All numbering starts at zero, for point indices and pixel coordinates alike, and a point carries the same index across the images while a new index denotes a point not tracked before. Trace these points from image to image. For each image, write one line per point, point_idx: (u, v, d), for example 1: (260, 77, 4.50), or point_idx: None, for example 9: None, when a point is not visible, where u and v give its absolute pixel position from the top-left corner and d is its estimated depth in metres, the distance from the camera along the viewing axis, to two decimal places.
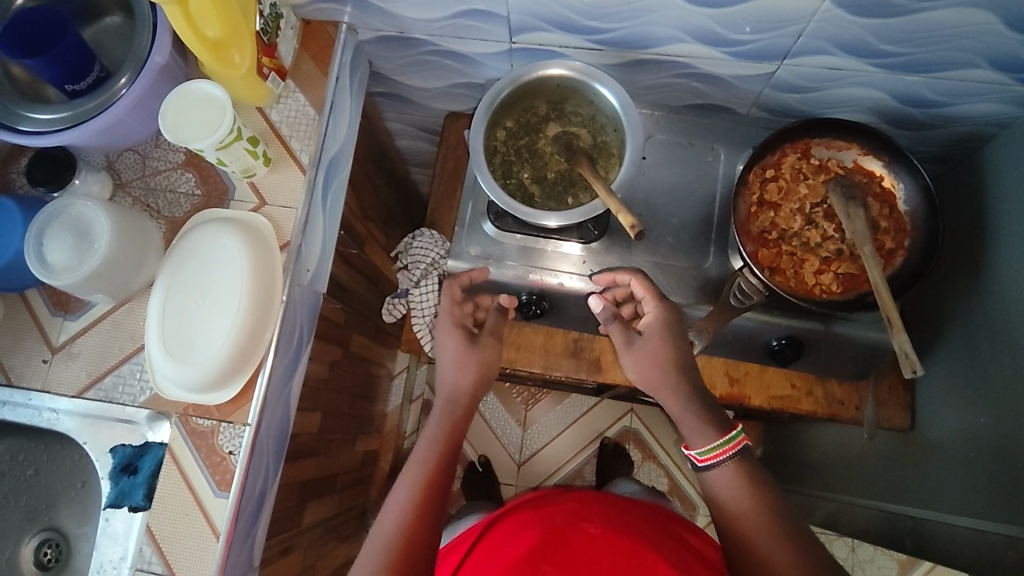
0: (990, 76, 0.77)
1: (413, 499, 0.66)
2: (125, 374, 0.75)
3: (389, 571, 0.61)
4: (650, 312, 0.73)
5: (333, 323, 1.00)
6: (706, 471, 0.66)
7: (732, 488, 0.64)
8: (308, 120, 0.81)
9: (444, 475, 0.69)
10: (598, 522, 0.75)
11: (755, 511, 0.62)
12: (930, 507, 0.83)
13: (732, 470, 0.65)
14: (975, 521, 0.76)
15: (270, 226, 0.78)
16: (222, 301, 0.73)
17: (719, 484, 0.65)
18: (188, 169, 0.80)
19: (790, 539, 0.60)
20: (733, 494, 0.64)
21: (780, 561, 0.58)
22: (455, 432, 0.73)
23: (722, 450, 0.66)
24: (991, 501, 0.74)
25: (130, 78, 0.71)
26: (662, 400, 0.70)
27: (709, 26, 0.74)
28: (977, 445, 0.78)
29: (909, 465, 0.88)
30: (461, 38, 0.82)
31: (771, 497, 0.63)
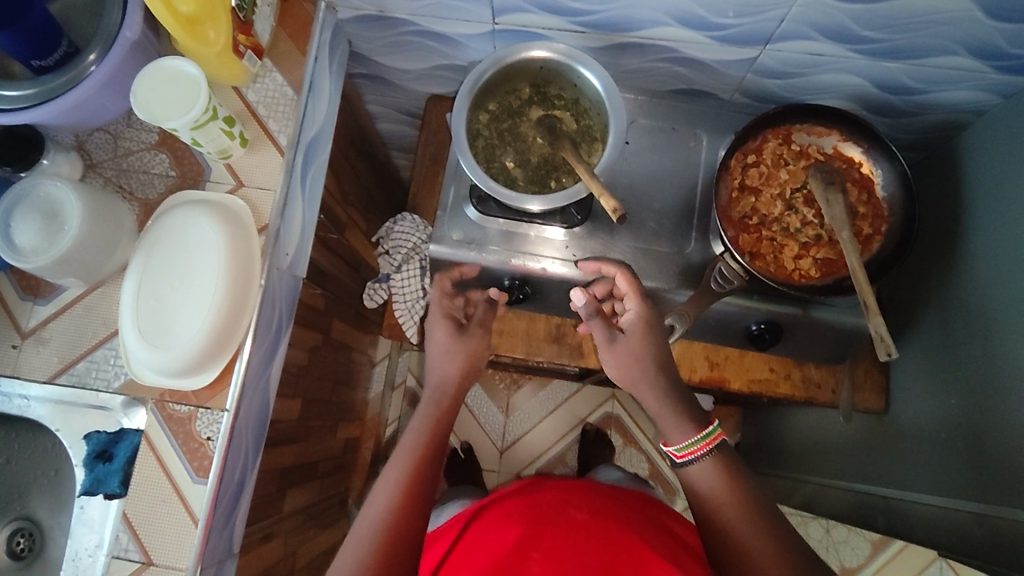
0: (967, 63, 0.78)
1: (401, 482, 0.66)
2: (98, 360, 0.73)
3: (376, 553, 0.61)
4: (632, 309, 0.74)
5: (313, 308, 0.99)
6: (683, 466, 0.66)
7: (713, 479, 0.64)
8: (286, 101, 0.79)
9: (431, 460, 0.69)
10: (584, 509, 0.76)
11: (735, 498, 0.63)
12: (901, 487, 0.85)
13: (714, 458, 0.65)
14: (946, 499, 0.78)
15: (247, 209, 0.77)
16: (199, 286, 0.72)
17: (701, 472, 0.65)
18: (162, 149, 0.78)
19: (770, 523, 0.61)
20: (713, 480, 0.64)
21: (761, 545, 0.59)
22: (441, 419, 0.73)
23: (700, 446, 0.65)
24: (961, 481, 0.76)
25: (99, 54, 0.69)
26: (645, 386, 0.71)
27: (692, 9, 0.74)
28: (948, 429, 0.80)
29: (882, 447, 0.90)
30: (443, 18, 0.81)
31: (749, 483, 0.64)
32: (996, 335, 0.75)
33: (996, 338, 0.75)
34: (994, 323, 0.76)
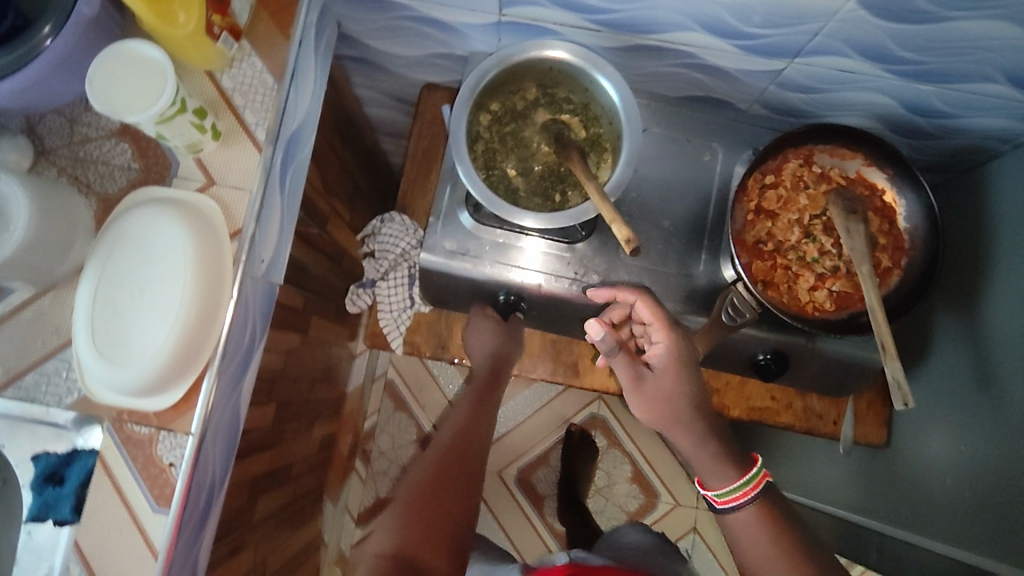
0: (1006, 91, 0.72)
1: (434, 464, 0.71)
2: (49, 372, 0.66)
3: (405, 522, 0.66)
4: (661, 343, 0.69)
5: (291, 309, 0.93)
6: (725, 513, 0.67)
7: (755, 528, 0.65)
8: (265, 89, 0.71)
9: (469, 436, 0.76)
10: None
11: (769, 547, 0.63)
12: (917, 534, 0.80)
13: (756, 506, 0.65)
14: (964, 553, 0.73)
15: (219, 210, 0.69)
16: (163, 297, 0.65)
17: (742, 520, 0.65)
18: (124, 138, 0.70)
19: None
20: (757, 531, 0.64)
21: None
22: (485, 397, 0.83)
23: (741, 493, 0.66)
24: (983, 536, 0.71)
25: (54, 28, 0.59)
26: (681, 430, 0.68)
27: (721, 16, 0.67)
28: (972, 478, 0.75)
29: (897, 487, 0.86)
30: (444, 6, 0.73)
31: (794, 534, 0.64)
32: None
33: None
34: (1016, 369, 0.71)
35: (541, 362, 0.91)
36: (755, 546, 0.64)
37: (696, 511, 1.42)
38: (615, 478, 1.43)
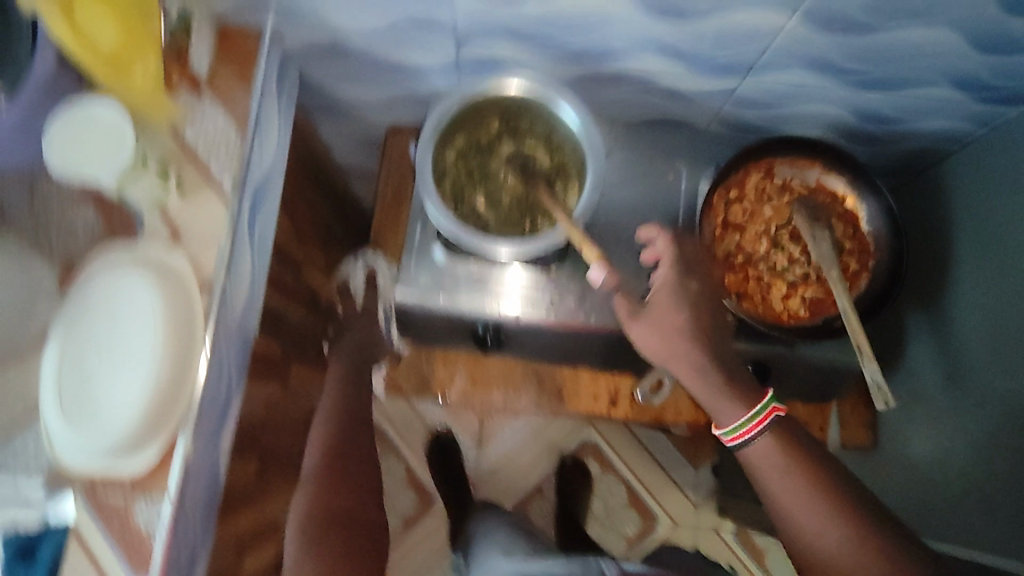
0: (949, 93, 0.75)
1: (311, 490, 0.73)
2: (16, 445, 0.64)
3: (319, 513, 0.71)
4: (660, 275, 0.68)
5: (268, 358, 0.91)
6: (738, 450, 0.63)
7: (772, 462, 0.61)
8: (229, 142, 0.70)
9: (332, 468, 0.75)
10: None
11: (800, 486, 0.59)
12: (945, 539, 0.76)
13: (770, 435, 0.62)
14: (992, 554, 0.69)
15: (189, 267, 0.67)
16: (131, 356, 0.64)
17: (759, 455, 0.62)
18: (87, 199, 0.69)
19: (846, 514, 0.57)
20: (774, 461, 0.61)
21: (838, 532, 0.57)
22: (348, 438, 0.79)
23: (751, 428, 0.62)
24: (1008, 531, 0.68)
25: (8, 93, 0.58)
26: (676, 361, 0.63)
27: (673, 40, 0.69)
28: (990, 472, 0.72)
29: (913, 490, 0.83)
30: (403, 48, 0.74)
31: (815, 463, 0.61)
32: (1021, 366, 0.69)
33: (1020, 368, 0.69)
34: (1004, 357, 0.71)
35: (525, 392, 0.90)
36: (780, 479, 0.60)
37: (695, 531, 1.41)
38: (611, 504, 1.41)
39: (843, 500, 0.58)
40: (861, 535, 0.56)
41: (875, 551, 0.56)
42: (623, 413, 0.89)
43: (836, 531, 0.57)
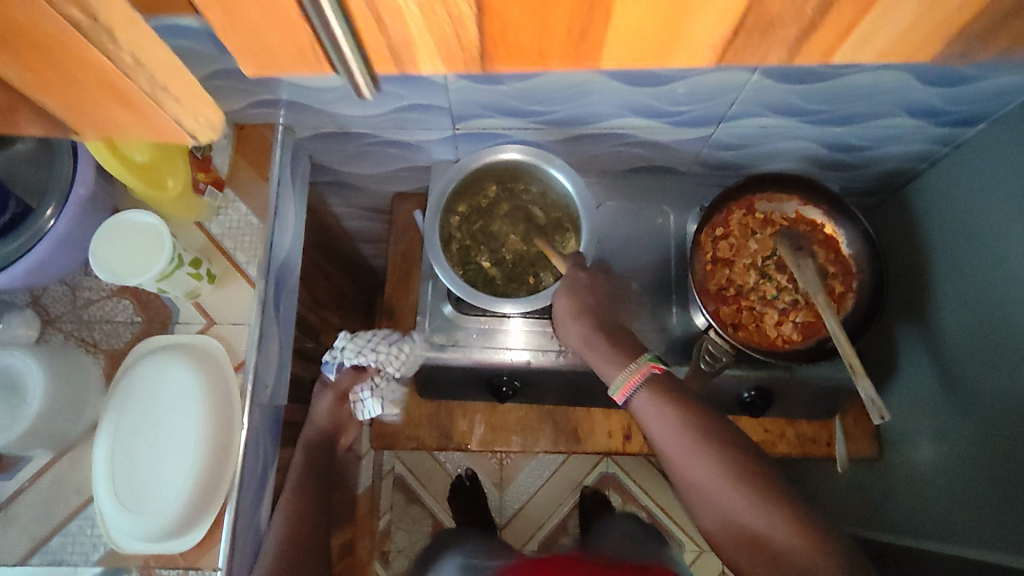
0: (910, 121, 0.81)
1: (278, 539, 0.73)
2: (74, 532, 0.68)
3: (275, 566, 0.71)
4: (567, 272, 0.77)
5: (296, 424, 0.96)
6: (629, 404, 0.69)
7: (652, 407, 0.67)
8: (252, 231, 0.77)
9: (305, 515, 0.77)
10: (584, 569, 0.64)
11: (692, 446, 0.64)
12: (933, 539, 0.78)
13: (647, 386, 0.68)
14: (974, 550, 0.72)
15: (222, 347, 0.74)
16: (178, 438, 0.69)
17: (643, 403, 0.68)
18: (124, 296, 0.75)
19: (715, 447, 0.64)
20: (663, 415, 0.66)
21: (713, 464, 0.63)
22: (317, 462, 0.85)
23: (632, 380, 0.69)
24: (991, 528, 0.71)
25: (55, 209, 0.66)
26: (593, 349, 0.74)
27: (648, 101, 0.75)
28: (977, 475, 0.76)
29: (905, 495, 0.86)
30: (403, 129, 0.81)
31: (693, 406, 0.67)
32: (998, 371, 0.74)
33: (999, 373, 0.74)
34: (988, 364, 0.75)
35: (542, 435, 0.95)
36: (660, 423, 0.66)
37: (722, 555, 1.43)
38: None
39: (715, 434, 0.65)
40: (726, 462, 0.63)
41: (740, 476, 0.62)
42: (638, 446, 0.93)
43: (710, 464, 0.63)
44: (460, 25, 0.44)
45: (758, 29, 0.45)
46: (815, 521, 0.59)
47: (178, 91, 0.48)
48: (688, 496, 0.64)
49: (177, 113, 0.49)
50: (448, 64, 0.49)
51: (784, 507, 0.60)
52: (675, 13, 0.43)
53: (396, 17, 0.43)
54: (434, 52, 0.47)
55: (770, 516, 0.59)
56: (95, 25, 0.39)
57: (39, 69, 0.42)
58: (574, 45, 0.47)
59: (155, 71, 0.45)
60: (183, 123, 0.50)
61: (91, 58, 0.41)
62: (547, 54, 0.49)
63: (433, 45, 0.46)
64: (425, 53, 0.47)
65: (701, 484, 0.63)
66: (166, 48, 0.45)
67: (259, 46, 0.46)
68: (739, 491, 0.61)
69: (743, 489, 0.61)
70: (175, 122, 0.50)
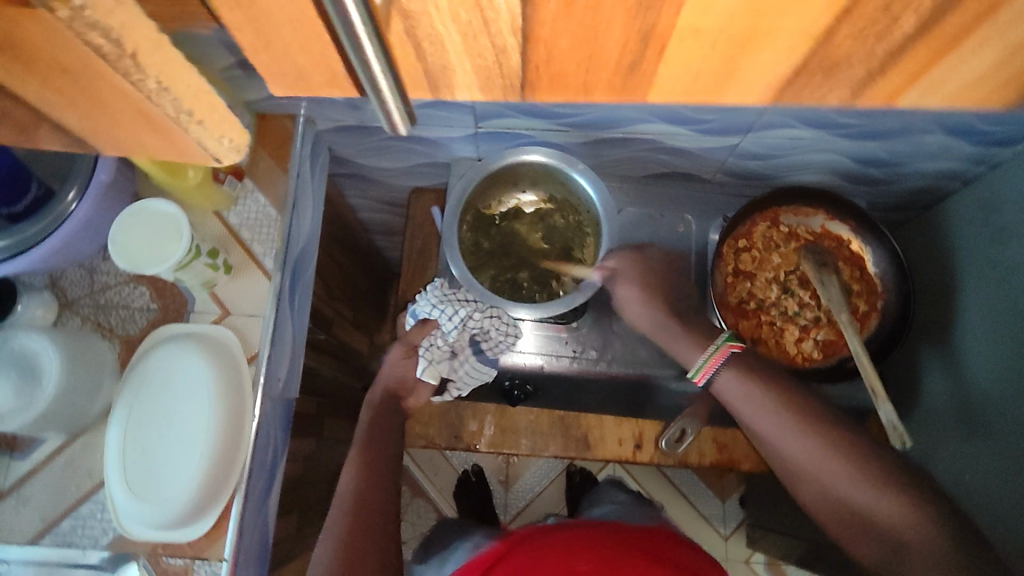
0: (943, 139, 0.78)
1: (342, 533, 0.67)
2: (84, 515, 0.69)
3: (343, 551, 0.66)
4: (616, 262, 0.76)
5: (306, 415, 0.96)
6: (710, 386, 0.70)
7: (739, 386, 0.67)
8: (270, 223, 0.77)
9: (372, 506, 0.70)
10: (587, 559, 0.69)
11: (771, 403, 0.65)
12: None
13: (732, 366, 0.68)
14: None
15: (236, 339, 0.74)
16: (190, 428, 0.69)
17: (727, 383, 0.68)
18: (141, 282, 0.75)
19: (808, 419, 0.63)
20: (739, 391, 0.67)
21: (811, 438, 0.62)
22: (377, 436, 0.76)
23: (712, 363, 0.69)
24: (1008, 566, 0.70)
25: (78, 192, 0.66)
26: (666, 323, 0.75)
27: (676, 111, 0.72)
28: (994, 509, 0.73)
29: None
30: (426, 126, 0.80)
31: (789, 386, 0.66)
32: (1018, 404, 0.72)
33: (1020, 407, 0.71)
34: (1010, 396, 0.73)
35: (551, 440, 0.94)
36: (747, 406, 0.66)
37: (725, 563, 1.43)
38: None
39: (796, 401, 0.65)
40: (828, 433, 0.62)
41: (853, 451, 0.61)
42: (648, 457, 0.92)
43: (797, 438, 0.63)
44: (504, 56, 0.38)
45: (821, 70, 0.40)
46: (929, 497, 0.58)
47: (201, 112, 0.38)
48: (782, 468, 0.65)
49: (202, 139, 0.40)
50: (487, 92, 0.42)
51: (892, 487, 0.59)
52: (734, 52, 0.38)
53: (435, 44, 0.36)
54: (472, 81, 0.40)
55: (868, 489, 0.59)
56: (116, 50, 0.31)
57: (73, 98, 0.35)
58: (621, 80, 0.40)
59: (182, 96, 0.36)
60: (204, 146, 0.41)
61: (118, 83, 0.34)
62: (592, 86, 0.41)
63: (472, 74, 0.39)
64: (463, 80, 0.40)
65: (795, 454, 0.63)
66: (195, 70, 0.36)
67: (295, 67, 0.38)
68: (842, 463, 0.60)
69: (847, 462, 0.60)
70: (196, 145, 0.41)
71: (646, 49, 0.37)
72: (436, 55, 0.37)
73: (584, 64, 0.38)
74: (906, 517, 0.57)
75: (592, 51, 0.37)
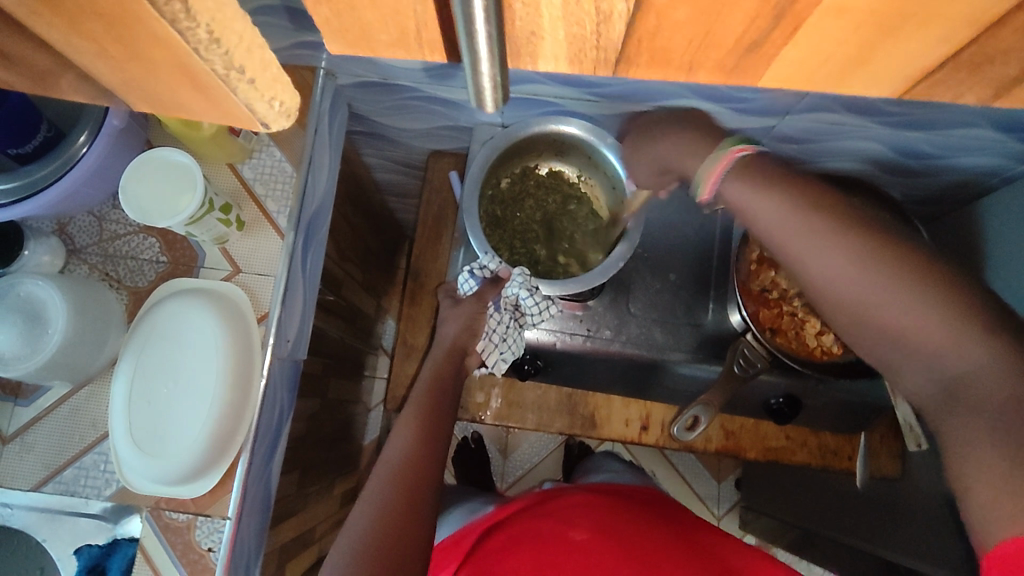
0: (991, 135, 0.74)
1: (382, 505, 0.62)
2: (88, 466, 0.68)
3: (382, 524, 0.61)
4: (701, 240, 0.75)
5: (312, 375, 0.95)
6: (722, 195, 0.54)
7: (746, 193, 0.52)
8: (284, 178, 0.74)
9: (420, 472, 0.66)
10: (585, 529, 0.68)
11: (772, 195, 0.50)
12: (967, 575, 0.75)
13: (736, 172, 0.52)
14: None
15: (246, 297, 0.72)
16: (197, 383, 0.68)
17: (734, 194, 0.53)
18: (150, 233, 0.72)
19: (824, 208, 0.48)
20: (751, 188, 0.51)
21: (843, 249, 0.47)
22: (432, 417, 0.71)
23: (713, 173, 0.54)
24: None
25: (89, 135, 0.63)
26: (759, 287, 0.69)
27: (715, 87, 0.69)
28: None
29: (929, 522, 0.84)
30: (449, 86, 0.76)
31: (797, 176, 0.51)
32: None
33: None
34: None
35: (558, 417, 0.93)
36: (758, 192, 0.51)
37: None
38: None
39: (805, 190, 0.49)
40: (889, 241, 0.46)
41: (887, 257, 0.46)
42: (654, 440, 0.92)
43: (835, 256, 0.47)
44: (603, 27, 0.38)
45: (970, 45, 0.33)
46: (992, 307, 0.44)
47: (253, 70, 0.33)
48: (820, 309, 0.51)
49: (249, 100, 0.35)
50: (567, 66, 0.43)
51: (956, 298, 0.44)
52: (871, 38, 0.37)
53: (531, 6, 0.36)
54: (563, 52, 0.41)
55: (924, 300, 0.45)
56: None
57: (94, 35, 0.29)
58: (733, 62, 0.41)
59: (233, 49, 0.31)
60: (253, 111, 0.36)
61: (161, 30, 0.28)
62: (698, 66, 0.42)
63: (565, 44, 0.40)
64: (549, 49, 0.41)
65: (846, 271, 0.47)
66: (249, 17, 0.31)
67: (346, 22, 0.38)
68: (881, 275, 0.46)
69: (877, 257, 0.46)
70: (246, 108, 0.36)
71: (775, 28, 0.36)
72: (516, 22, 0.32)
73: (695, 41, 0.39)
74: (1001, 362, 0.42)
75: (710, 27, 0.37)
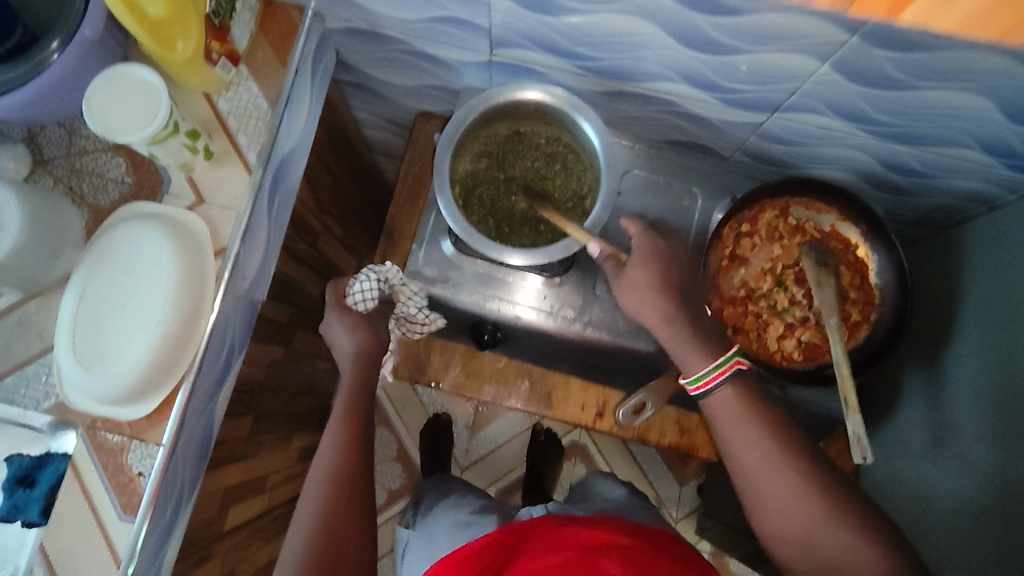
0: (977, 156, 0.72)
1: (318, 521, 0.66)
2: (29, 376, 0.68)
3: (319, 537, 0.65)
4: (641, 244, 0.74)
5: (276, 322, 0.95)
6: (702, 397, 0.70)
7: (732, 409, 0.67)
8: (259, 114, 0.73)
9: (352, 482, 0.69)
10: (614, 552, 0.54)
11: (760, 444, 0.65)
12: None
13: (730, 386, 0.68)
14: None
15: (206, 227, 0.71)
16: (144, 307, 0.67)
17: (720, 400, 0.68)
18: (119, 152, 0.72)
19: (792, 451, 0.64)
20: (735, 409, 0.67)
21: (788, 476, 0.63)
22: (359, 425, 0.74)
23: (717, 376, 0.68)
24: None
25: (61, 44, 0.62)
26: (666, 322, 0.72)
27: (700, 69, 0.68)
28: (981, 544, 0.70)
29: None
30: (437, 42, 0.75)
31: (767, 417, 0.66)
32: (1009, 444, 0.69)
33: (1003, 444, 0.70)
34: (997, 435, 0.71)
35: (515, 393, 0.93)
36: (731, 427, 0.67)
37: None
38: None
39: (792, 452, 0.64)
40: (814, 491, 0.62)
41: (834, 502, 0.61)
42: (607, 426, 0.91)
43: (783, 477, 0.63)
44: None
45: None
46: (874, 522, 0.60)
47: None
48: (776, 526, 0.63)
49: None
50: None
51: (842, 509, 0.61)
52: None
53: None
54: None
55: (842, 532, 0.60)
56: None
57: None
58: None
59: None
60: None
61: None
62: None
63: None
64: None
65: (778, 495, 0.63)
66: None
67: None
68: (817, 499, 0.61)
69: (800, 482, 0.62)
70: None
71: None
72: None
73: None
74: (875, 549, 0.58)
75: None
